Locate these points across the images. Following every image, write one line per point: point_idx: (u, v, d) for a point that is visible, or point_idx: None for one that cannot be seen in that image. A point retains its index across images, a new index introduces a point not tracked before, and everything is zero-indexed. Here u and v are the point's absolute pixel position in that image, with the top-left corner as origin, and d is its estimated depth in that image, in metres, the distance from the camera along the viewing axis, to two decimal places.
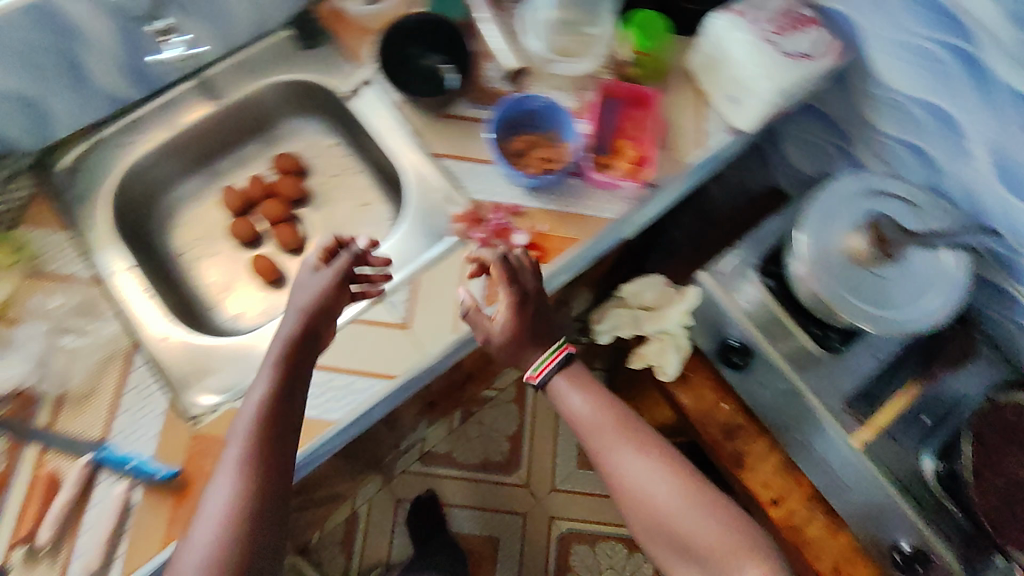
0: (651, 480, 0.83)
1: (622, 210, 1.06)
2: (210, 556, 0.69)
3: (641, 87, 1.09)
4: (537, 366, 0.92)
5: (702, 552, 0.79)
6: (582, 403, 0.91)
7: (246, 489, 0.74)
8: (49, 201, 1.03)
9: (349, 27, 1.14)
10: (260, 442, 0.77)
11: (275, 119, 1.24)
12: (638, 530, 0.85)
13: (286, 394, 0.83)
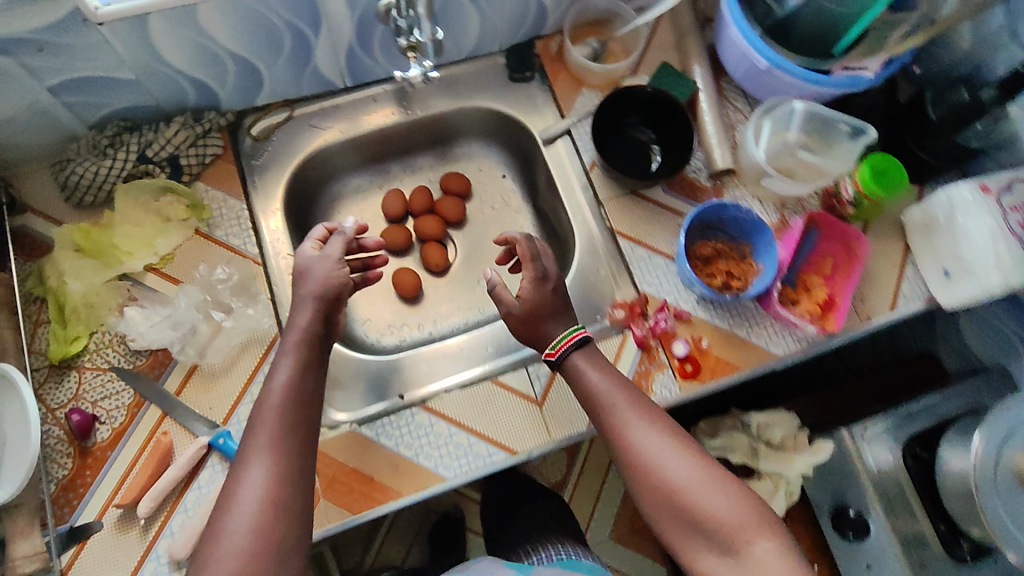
0: (669, 454, 0.79)
1: (795, 350, 1.00)
2: (243, 559, 0.65)
3: (851, 228, 1.02)
4: (556, 344, 0.88)
5: (720, 530, 0.75)
6: (601, 376, 0.86)
7: (279, 487, 0.70)
8: (235, 164, 1.02)
9: (566, 77, 1.11)
10: (278, 427, 0.73)
11: (456, 137, 1.21)
12: (657, 517, 0.79)
13: (309, 383, 0.78)
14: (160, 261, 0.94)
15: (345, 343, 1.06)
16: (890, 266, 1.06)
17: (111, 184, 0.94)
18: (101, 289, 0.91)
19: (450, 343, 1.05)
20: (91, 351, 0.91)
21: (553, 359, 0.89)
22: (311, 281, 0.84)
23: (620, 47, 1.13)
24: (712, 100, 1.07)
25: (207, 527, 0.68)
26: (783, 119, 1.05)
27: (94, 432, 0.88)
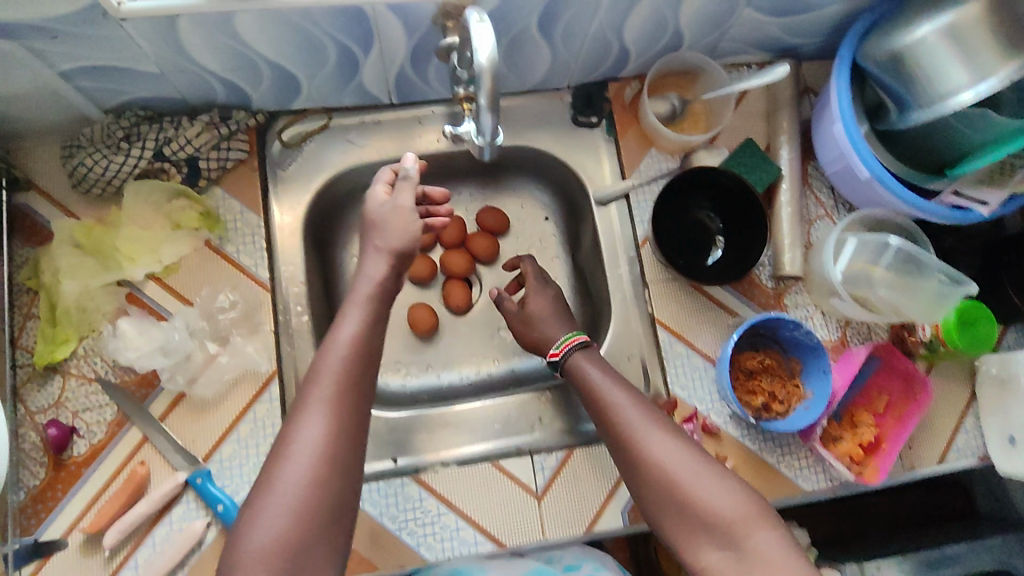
0: (664, 442, 0.75)
1: (824, 487, 0.93)
2: (292, 513, 0.63)
3: (915, 370, 0.92)
4: (563, 341, 0.89)
5: (719, 523, 0.69)
6: (601, 372, 0.84)
7: (335, 439, 0.67)
8: (259, 171, 0.93)
9: (638, 133, 0.99)
10: (338, 379, 0.70)
11: (504, 168, 1.10)
12: (659, 513, 0.74)
13: (375, 340, 0.74)
14: (164, 271, 0.87)
15: None
16: (948, 412, 0.96)
17: (121, 180, 0.86)
18: (97, 293, 0.85)
19: (458, 406, 0.97)
20: (79, 357, 0.85)
21: (556, 358, 0.89)
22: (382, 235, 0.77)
23: (701, 107, 1.00)
24: (794, 194, 0.96)
25: (258, 481, 0.66)
26: (872, 251, 0.90)
27: (71, 445, 0.84)
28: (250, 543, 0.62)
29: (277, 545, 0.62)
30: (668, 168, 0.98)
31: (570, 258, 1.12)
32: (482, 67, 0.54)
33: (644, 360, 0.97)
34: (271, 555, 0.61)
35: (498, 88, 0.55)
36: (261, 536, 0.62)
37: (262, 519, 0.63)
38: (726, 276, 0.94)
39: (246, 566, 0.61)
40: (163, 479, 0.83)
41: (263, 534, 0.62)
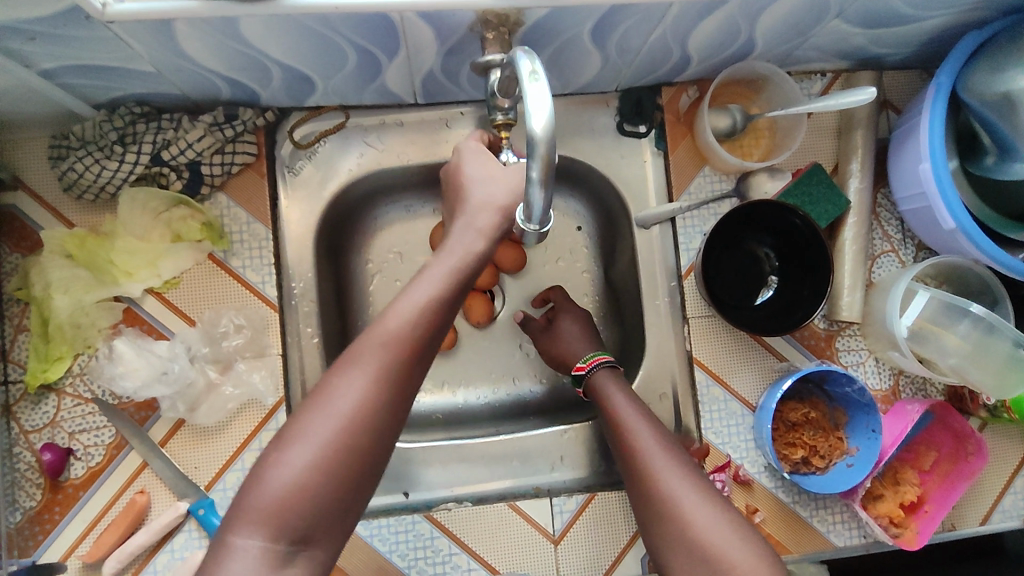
0: (676, 474, 0.67)
1: (856, 544, 0.87)
2: (314, 468, 0.53)
3: (973, 431, 0.84)
4: (588, 359, 0.84)
5: (726, 566, 0.60)
6: (624, 399, 0.77)
7: (379, 399, 0.56)
8: (267, 176, 0.85)
9: (690, 148, 0.89)
10: (400, 338, 0.58)
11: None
12: (665, 546, 0.64)
13: (451, 304, 0.61)
14: (164, 286, 0.80)
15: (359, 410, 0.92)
16: (1001, 472, 0.89)
17: (115, 187, 0.78)
18: (91, 309, 0.78)
19: (474, 437, 0.91)
20: (74, 375, 0.79)
21: (582, 373, 0.83)
22: (493, 188, 0.67)
23: (766, 122, 0.90)
24: (861, 228, 0.86)
25: (294, 414, 0.56)
26: (948, 315, 0.81)
27: (68, 468, 0.79)
28: (262, 490, 0.53)
29: (287, 501, 0.52)
30: (721, 191, 0.89)
31: (602, 273, 1.01)
32: (536, 135, 0.48)
33: (677, 400, 0.90)
34: (279, 512, 0.52)
35: (552, 158, 0.49)
36: (272, 484, 0.53)
37: (281, 465, 0.53)
38: (778, 320, 0.85)
39: (249, 516, 0.52)
40: (165, 507, 0.79)
41: (278, 482, 0.53)
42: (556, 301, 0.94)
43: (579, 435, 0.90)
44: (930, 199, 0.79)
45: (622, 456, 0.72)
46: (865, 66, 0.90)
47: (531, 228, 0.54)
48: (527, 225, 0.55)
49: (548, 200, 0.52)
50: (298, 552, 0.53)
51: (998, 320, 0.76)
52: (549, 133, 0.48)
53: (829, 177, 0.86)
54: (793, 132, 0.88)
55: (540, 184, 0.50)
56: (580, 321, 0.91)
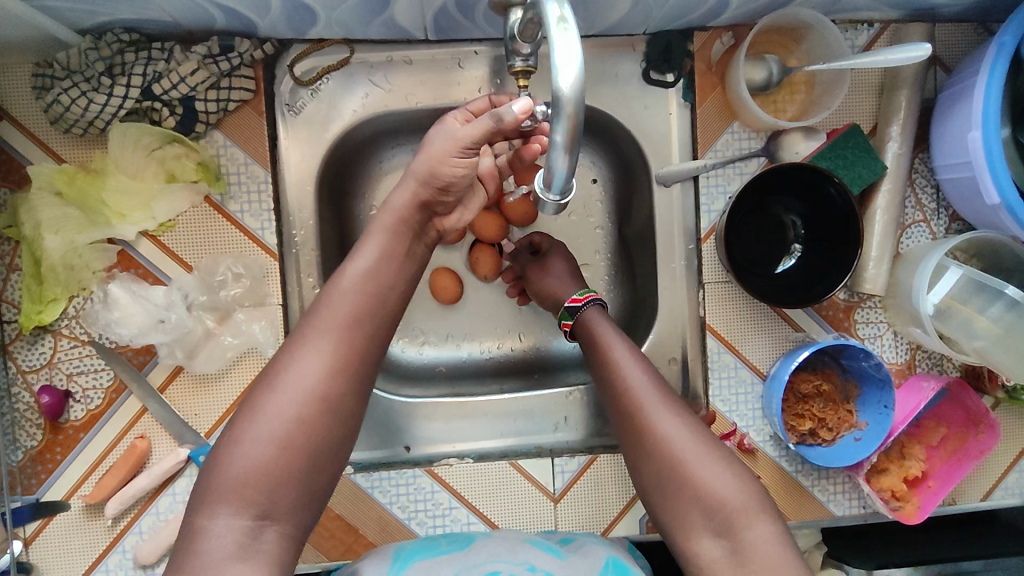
0: (669, 413, 0.65)
1: (854, 513, 0.87)
2: (276, 446, 0.54)
3: (988, 412, 0.82)
4: (584, 293, 0.80)
5: (719, 506, 0.61)
6: (611, 334, 0.74)
7: (334, 375, 0.57)
8: (266, 114, 0.80)
9: (718, 102, 0.83)
10: (342, 317, 0.60)
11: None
12: (652, 490, 0.65)
13: (388, 278, 0.64)
14: (159, 229, 0.77)
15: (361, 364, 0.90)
16: (1007, 449, 0.87)
17: (105, 122, 0.74)
18: (84, 251, 0.75)
19: (478, 395, 0.90)
20: (70, 318, 0.77)
21: (575, 306, 0.79)
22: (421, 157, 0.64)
23: (804, 76, 0.83)
24: (895, 196, 0.81)
25: (245, 402, 0.57)
26: (979, 295, 0.78)
27: (67, 410, 0.77)
28: (226, 471, 0.53)
29: (252, 477, 0.53)
30: (749, 149, 0.83)
31: (615, 229, 0.96)
32: (563, 95, 0.45)
33: (686, 364, 0.88)
34: (242, 489, 0.52)
35: (579, 120, 0.46)
36: (236, 465, 0.53)
37: (242, 444, 0.54)
38: (799, 292, 0.82)
39: (217, 496, 0.52)
40: (166, 452, 0.78)
41: (241, 460, 0.53)
42: (544, 245, 0.89)
43: (583, 398, 0.89)
44: (975, 170, 0.75)
45: (609, 398, 0.70)
46: (918, 17, 0.82)
47: (551, 198, 0.52)
48: (546, 194, 0.52)
49: (572, 167, 0.49)
50: (267, 525, 0.53)
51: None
52: (577, 92, 0.45)
53: (867, 140, 0.80)
54: (833, 89, 0.81)
55: (565, 149, 0.48)
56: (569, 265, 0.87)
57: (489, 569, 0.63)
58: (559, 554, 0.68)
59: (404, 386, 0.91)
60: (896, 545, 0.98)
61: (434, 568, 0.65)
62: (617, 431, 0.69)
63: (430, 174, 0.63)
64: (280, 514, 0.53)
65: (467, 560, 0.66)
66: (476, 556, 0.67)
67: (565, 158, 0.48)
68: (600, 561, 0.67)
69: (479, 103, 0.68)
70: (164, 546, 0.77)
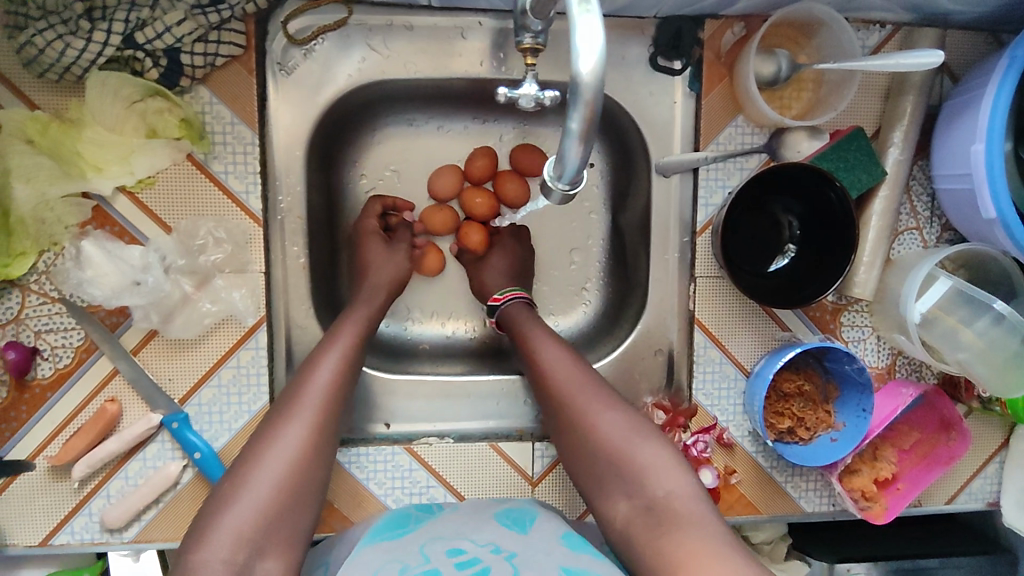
0: (585, 393, 0.71)
1: (823, 510, 0.88)
2: (264, 510, 0.60)
3: (960, 421, 0.83)
4: (504, 290, 0.84)
5: (635, 471, 0.65)
6: (534, 328, 0.79)
7: (313, 444, 0.65)
8: (256, 71, 0.76)
9: (724, 94, 0.81)
10: (313, 410, 0.66)
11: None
12: (583, 465, 0.69)
13: (357, 357, 0.73)
14: (137, 185, 0.73)
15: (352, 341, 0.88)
16: (975, 457, 0.90)
17: (83, 68, 0.70)
18: (57, 204, 0.72)
19: (461, 375, 0.89)
20: (39, 273, 0.73)
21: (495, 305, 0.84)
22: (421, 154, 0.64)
23: (813, 73, 0.82)
24: (892, 202, 0.81)
25: None
26: (966, 307, 0.78)
27: (35, 367, 0.75)
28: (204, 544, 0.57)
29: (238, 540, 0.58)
30: (751, 144, 0.82)
31: (610, 216, 0.95)
32: (583, 80, 0.42)
33: (671, 356, 0.88)
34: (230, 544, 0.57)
35: (598, 108, 0.44)
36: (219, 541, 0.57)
37: (213, 530, 0.58)
38: (789, 292, 0.81)
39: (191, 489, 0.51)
40: (137, 417, 0.76)
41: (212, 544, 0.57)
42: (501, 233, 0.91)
43: None
44: (975, 182, 0.74)
45: (540, 389, 0.75)
46: (931, 21, 0.81)
47: (560, 186, 0.49)
48: (555, 181, 0.50)
49: (585, 157, 0.47)
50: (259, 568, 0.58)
51: (1022, 321, 0.75)
52: (599, 79, 0.42)
53: (870, 144, 0.79)
54: (840, 90, 0.80)
55: (579, 138, 0.45)
56: (517, 253, 0.90)
57: (454, 544, 0.64)
58: (522, 528, 0.68)
59: (386, 362, 0.89)
60: (857, 545, 1.02)
61: (402, 547, 0.65)
62: (550, 415, 0.74)
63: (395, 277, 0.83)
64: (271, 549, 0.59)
65: (435, 535, 0.67)
66: (445, 530, 0.68)
67: (578, 147, 0.46)
68: (562, 533, 0.67)
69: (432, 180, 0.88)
70: (134, 511, 0.76)
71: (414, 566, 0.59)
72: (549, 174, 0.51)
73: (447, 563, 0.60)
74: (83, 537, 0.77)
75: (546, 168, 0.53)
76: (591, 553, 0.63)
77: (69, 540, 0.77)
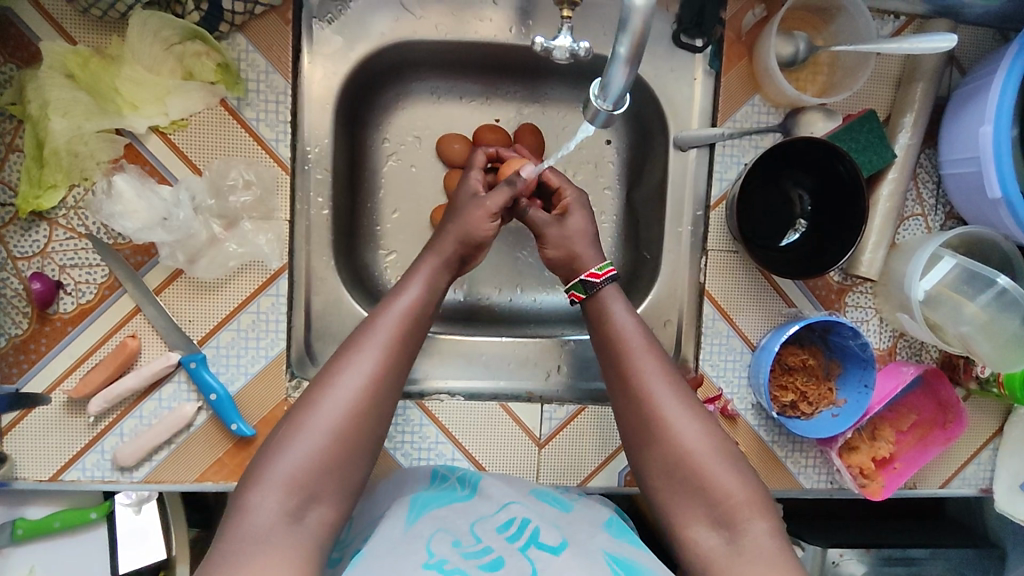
0: (676, 400, 0.68)
1: (821, 488, 0.90)
2: (308, 475, 0.58)
3: (959, 403, 0.85)
4: (604, 267, 0.77)
5: (720, 499, 0.63)
6: (625, 321, 0.74)
7: (367, 410, 0.62)
8: (292, 23, 0.78)
9: (743, 73, 0.84)
10: (367, 381, 0.63)
11: (560, 76, 0.92)
12: (656, 478, 0.67)
13: (412, 323, 0.69)
14: (170, 126, 0.75)
15: (368, 298, 0.89)
16: (970, 442, 0.92)
17: (127, 6, 0.71)
18: (91, 139, 0.73)
19: (474, 337, 0.90)
20: (68, 207, 0.74)
21: (594, 280, 0.76)
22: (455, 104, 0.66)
23: (828, 57, 0.85)
24: (900, 185, 0.83)
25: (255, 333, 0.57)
26: (970, 284, 0.81)
27: (57, 301, 0.75)
28: (243, 503, 0.57)
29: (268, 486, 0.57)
30: (767, 123, 0.85)
31: (624, 192, 0.97)
32: (634, 5, 0.45)
33: (680, 328, 0.90)
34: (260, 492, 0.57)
35: (645, 36, 0.46)
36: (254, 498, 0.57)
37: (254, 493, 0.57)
38: (800, 265, 0.83)
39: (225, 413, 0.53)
40: (156, 355, 0.77)
41: (250, 505, 0.57)
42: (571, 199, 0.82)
43: (577, 349, 0.90)
44: (982, 164, 0.77)
45: (615, 386, 0.71)
46: (942, 13, 0.85)
47: (605, 106, 0.53)
48: (600, 102, 0.53)
49: (627, 82, 0.50)
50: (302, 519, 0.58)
51: (1022, 294, 0.78)
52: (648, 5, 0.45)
53: (881, 127, 0.82)
54: (854, 73, 0.83)
55: (625, 63, 0.48)
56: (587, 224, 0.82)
57: (503, 519, 0.67)
58: (563, 506, 0.73)
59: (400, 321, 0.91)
60: (850, 533, 1.04)
61: (449, 516, 0.68)
62: (624, 421, 0.70)
63: (463, 236, 0.76)
64: (315, 506, 0.58)
65: (478, 509, 0.70)
66: (487, 502, 0.71)
67: (622, 73, 0.49)
68: (603, 516, 0.71)
69: (457, 143, 0.90)
70: (146, 450, 0.76)
71: (467, 541, 0.63)
72: (594, 96, 0.54)
73: (499, 540, 0.64)
74: (93, 474, 0.77)
75: (588, 91, 0.56)
76: (631, 540, 0.67)
77: (79, 477, 0.77)
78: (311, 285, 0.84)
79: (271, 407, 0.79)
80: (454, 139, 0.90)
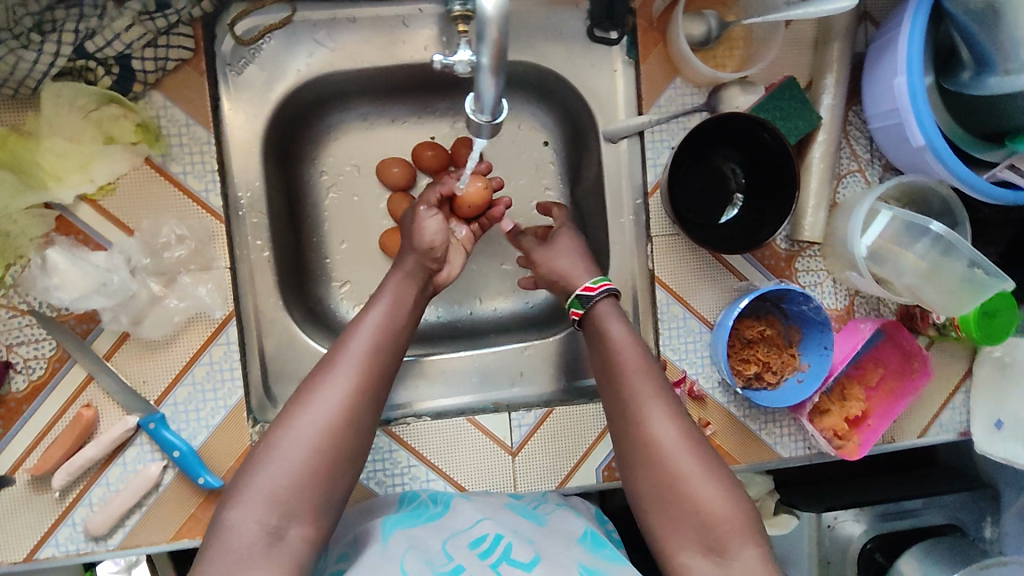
0: (665, 420, 0.67)
1: (800, 454, 0.90)
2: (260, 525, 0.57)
3: (920, 351, 0.86)
4: (599, 282, 0.76)
5: (713, 525, 0.62)
6: (620, 335, 0.73)
7: (319, 471, 0.60)
8: (207, 73, 0.79)
9: (660, 58, 0.85)
10: (315, 440, 0.60)
11: None
12: (650, 504, 0.65)
13: (375, 371, 0.65)
14: (98, 192, 0.75)
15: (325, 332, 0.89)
16: (942, 387, 0.92)
17: (36, 80, 0.72)
18: (20, 216, 0.73)
19: (436, 356, 0.91)
20: (7, 287, 0.74)
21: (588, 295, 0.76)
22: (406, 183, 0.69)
23: (741, 31, 0.86)
24: (831, 145, 0.84)
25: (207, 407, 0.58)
26: (909, 234, 0.81)
27: (9, 380, 0.75)
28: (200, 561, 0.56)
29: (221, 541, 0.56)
30: (691, 104, 0.85)
31: (567, 190, 0.98)
32: (486, 17, 0.46)
33: (638, 316, 0.90)
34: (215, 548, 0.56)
35: (503, 44, 0.47)
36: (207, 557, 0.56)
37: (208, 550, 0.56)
38: (745, 237, 0.84)
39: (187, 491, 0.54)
40: (115, 421, 0.77)
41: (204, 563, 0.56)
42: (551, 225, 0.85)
43: (539, 352, 0.91)
44: (903, 115, 0.78)
45: (613, 403, 0.71)
46: None
47: (483, 119, 0.54)
48: (478, 116, 0.54)
49: (499, 91, 0.51)
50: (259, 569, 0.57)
51: (956, 239, 0.77)
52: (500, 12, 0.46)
53: (803, 92, 0.83)
54: (768, 43, 0.84)
55: (491, 71, 0.49)
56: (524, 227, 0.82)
57: (473, 535, 0.67)
58: (538, 521, 0.72)
59: None
60: (841, 494, 1.04)
61: (422, 537, 0.68)
62: (619, 437, 0.70)
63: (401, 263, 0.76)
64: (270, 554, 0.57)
65: (452, 526, 0.69)
66: (460, 519, 0.71)
67: (491, 81, 0.50)
68: (578, 532, 0.70)
69: (393, 168, 0.90)
70: (116, 516, 0.76)
71: (440, 558, 0.63)
72: (473, 110, 0.55)
73: (470, 556, 0.63)
74: (68, 548, 0.77)
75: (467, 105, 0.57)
76: (607, 553, 0.66)
77: (54, 553, 0.77)
78: (264, 328, 0.84)
79: (237, 456, 0.78)
80: (390, 162, 0.90)
